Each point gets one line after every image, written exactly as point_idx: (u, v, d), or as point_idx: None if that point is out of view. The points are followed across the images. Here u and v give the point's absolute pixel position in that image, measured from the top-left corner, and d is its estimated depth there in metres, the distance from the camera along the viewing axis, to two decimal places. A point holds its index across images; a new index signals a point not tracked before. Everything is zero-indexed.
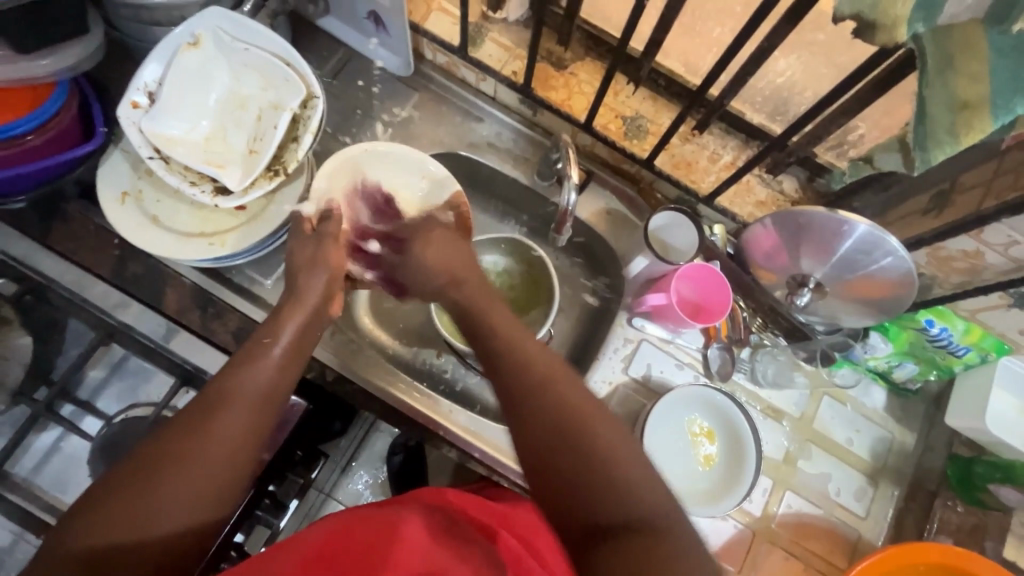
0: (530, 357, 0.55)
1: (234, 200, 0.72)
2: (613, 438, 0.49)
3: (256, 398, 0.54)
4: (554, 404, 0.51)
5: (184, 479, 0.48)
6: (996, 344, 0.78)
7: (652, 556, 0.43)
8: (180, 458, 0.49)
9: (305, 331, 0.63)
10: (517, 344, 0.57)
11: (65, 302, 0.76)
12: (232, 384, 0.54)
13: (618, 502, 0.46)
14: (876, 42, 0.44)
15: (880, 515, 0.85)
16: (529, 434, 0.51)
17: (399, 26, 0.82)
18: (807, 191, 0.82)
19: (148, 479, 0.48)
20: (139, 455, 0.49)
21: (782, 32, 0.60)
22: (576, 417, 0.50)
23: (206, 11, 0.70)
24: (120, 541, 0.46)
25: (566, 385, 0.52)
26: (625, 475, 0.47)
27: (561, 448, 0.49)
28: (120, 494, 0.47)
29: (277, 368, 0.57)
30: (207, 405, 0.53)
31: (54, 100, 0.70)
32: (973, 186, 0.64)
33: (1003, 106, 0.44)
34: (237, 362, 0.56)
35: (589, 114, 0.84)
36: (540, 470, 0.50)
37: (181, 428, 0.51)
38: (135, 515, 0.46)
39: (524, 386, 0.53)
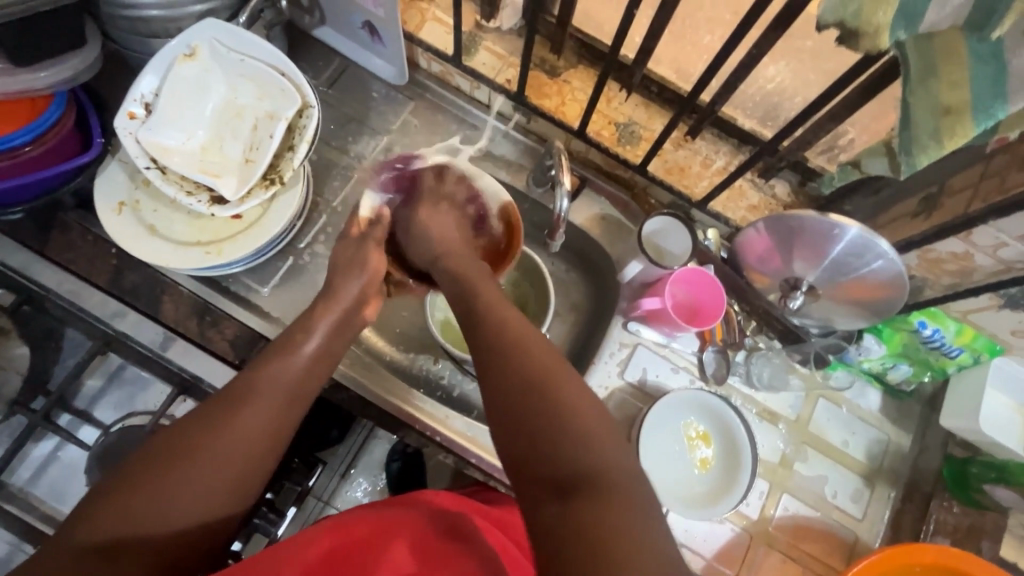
0: (507, 320, 0.56)
1: (230, 210, 0.73)
2: (578, 398, 0.49)
3: (280, 397, 0.56)
4: (523, 361, 0.52)
5: (199, 469, 0.50)
6: (989, 345, 0.78)
7: (602, 517, 0.41)
8: (206, 446, 0.51)
9: (337, 330, 0.64)
10: (496, 307, 0.58)
11: (62, 312, 0.77)
12: (261, 378, 0.56)
13: (576, 457, 0.46)
14: (859, 49, 0.44)
15: (877, 516, 0.85)
16: (496, 386, 0.52)
17: (394, 36, 0.82)
18: (799, 195, 0.83)
19: (176, 466, 0.49)
20: (166, 441, 0.51)
21: (770, 39, 0.61)
22: (543, 374, 0.50)
23: (202, 23, 0.71)
24: (142, 524, 0.47)
25: (536, 347, 0.53)
26: (585, 436, 0.47)
27: (523, 401, 0.49)
28: (146, 477, 0.49)
29: (304, 365, 0.59)
30: (236, 396, 0.54)
31: (50, 112, 0.71)
32: (960, 189, 0.65)
33: (984, 110, 0.44)
34: (271, 357, 0.59)
35: (582, 121, 0.85)
36: (503, 421, 0.50)
37: (211, 416, 0.52)
38: (159, 499, 0.48)
39: (495, 342, 0.54)
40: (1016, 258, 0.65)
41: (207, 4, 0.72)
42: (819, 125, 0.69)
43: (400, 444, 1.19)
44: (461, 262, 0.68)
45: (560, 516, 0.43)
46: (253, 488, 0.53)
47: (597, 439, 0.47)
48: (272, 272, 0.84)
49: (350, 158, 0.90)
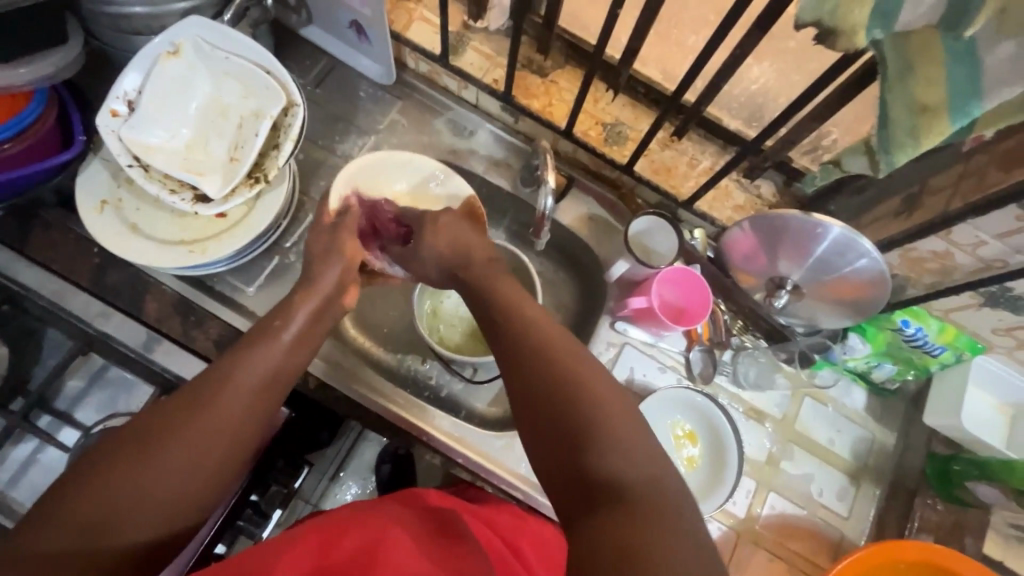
0: (534, 325, 0.55)
1: (214, 208, 0.72)
2: (616, 407, 0.49)
3: (257, 384, 0.55)
4: (555, 370, 0.51)
5: (170, 460, 0.49)
6: (970, 343, 0.79)
7: (633, 531, 0.41)
8: (179, 432, 0.51)
9: (317, 317, 0.63)
10: (522, 311, 0.57)
11: (43, 312, 0.76)
12: (237, 364, 0.56)
13: (611, 469, 0.46)
14: (837, 48, 0.45)
15: (862, 514, 0.85)
16: (530, 398, 0.51)
17: (380, 35, 0.82)
18: (784, 195, 0.84)
19: (147, 451, 0.49)
20: (138, 427, 0.50)
21: (752, 39, 0.62)
22: (577, 383, 0.50)
23: (187, 21, 0.71)
24: (116, 509, 0.47)
25: (566, 352, 0.53)
26: (620, 448, 0.47)
27: (553, 410, 0.50)
28: (115, 466, 0.48)
29: (285, 351, 0.59)
30: (211, 381, 0.54)
31: (31, 108, 0.70)
32: (940, 189, 0.65)
33: (960, 111, 0.45)
34: (247, 342, 0.58)
35: (568, 121, 0.85)
36: (541, 432, 0.50)
37: (184, 403, 0.52)
38: (132, 485, 0.48)
39: (527, 351, 0.53)
40: (996, 257, 0.66)
41: (191, 1, 0.72)
42: (803, 125, 0.70)
43: (389, 446, 1.19)
44: (481, 268, 0.65)
45: (597, 528, 0.43)
46: (231, 473, 0.53)
47: (633, 447, 0.47)
48: (258, 271, 0.83)
49: (337, 158, 0.90)
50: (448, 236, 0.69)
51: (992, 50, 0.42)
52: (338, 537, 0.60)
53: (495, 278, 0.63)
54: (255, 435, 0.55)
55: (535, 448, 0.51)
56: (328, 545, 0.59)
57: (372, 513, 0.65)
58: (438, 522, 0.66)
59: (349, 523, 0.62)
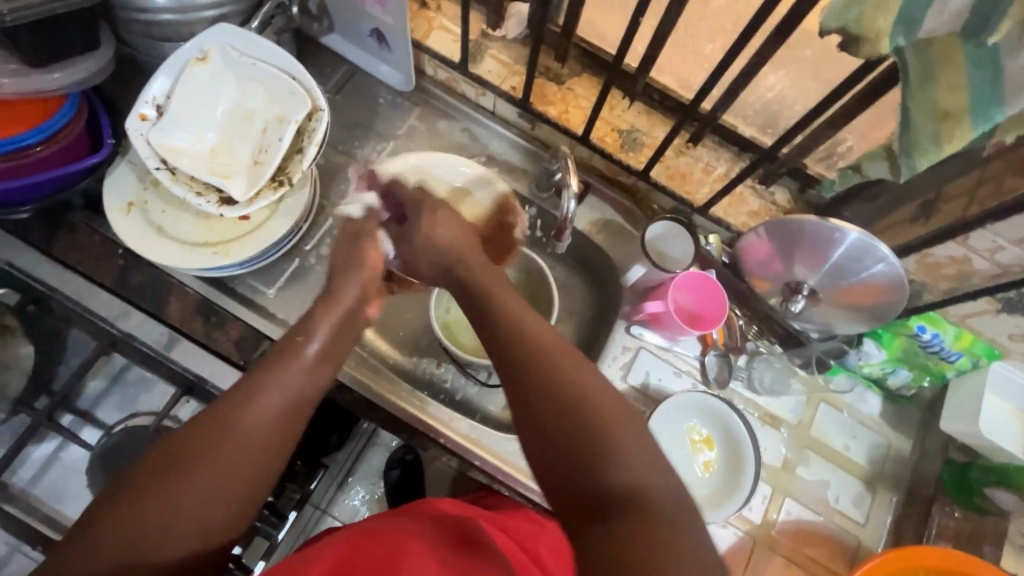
0: (527, 331, 0.54)
1: (239, 210, 0.74)
2: (620, 417, 0.48)
3: (285, 399, 0.55)
4: (554, 377, 0.50)
5: (206, 478, 0.50)
6: (987, 349, 0.80)
7: (643, 542, 0.42)
8: (207, 455, 0.50)
9: (338, 330, 0.63)
10: (514, 317, 0.56)
11: (67, 312, 0.77)
12: (264, 380, 0.55)
13: (614, 482, 0.46)
14: (861, 56, 0.46)
15: (879, 522, 0.85)
16: (530, 409, 0.50)
17: (401, 43, 0.84)
18: (799, 202, 0.84)
19: (179, 473, 0.49)
20: (170, 446, 0.51)
21: (772, 47, 0.63)
22: (578, 394, 0.49)
23: (215, 28, 0.73)
24: (151, 533, 0.47)
25: (556, 357, 0.52)
26: (625, 459, 0.46)
27: (542, 415, 0.49)
28: (150, 486, 0.48)
29: (310, 367, 0.58)
30: (236, 400, 0.54)
31: (63, 113, 0.71)
32: (957, 195, 0.66)
33: (983, 116, 0.46)
34: (272, 357, 0.58)
35: (586, 127, 0.86)
36: (537, 437, 0.50)
37: (213, 421, 0.52)
38: (163, 510, 0.48)
39: (524, 359, 0.52)
40: (1014, 262, 0.66)
41: (220, 9, 0.73)
42: (820, 131, 0.71)
43: (400, 451, 1.19)
44: (479, 270, 0.63)
45: (604, 542, 0.43)
46: (261, 493, 0.53)
47: (634, 454, 0.47)
48: (278, 273, 0.85)
49: (356, 163, 0.91)
50: (446, 231, 0.67)
51: (1016, 57, 0.43)
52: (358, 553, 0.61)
53: (485, 280, 0.62)
54: (283, 452, 0.55)
55: (530, 452, 0.50)
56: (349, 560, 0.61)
57: (391, 529, 0.66)
58: (458, 533, 0.66)
59: (368, 537, 0.64)
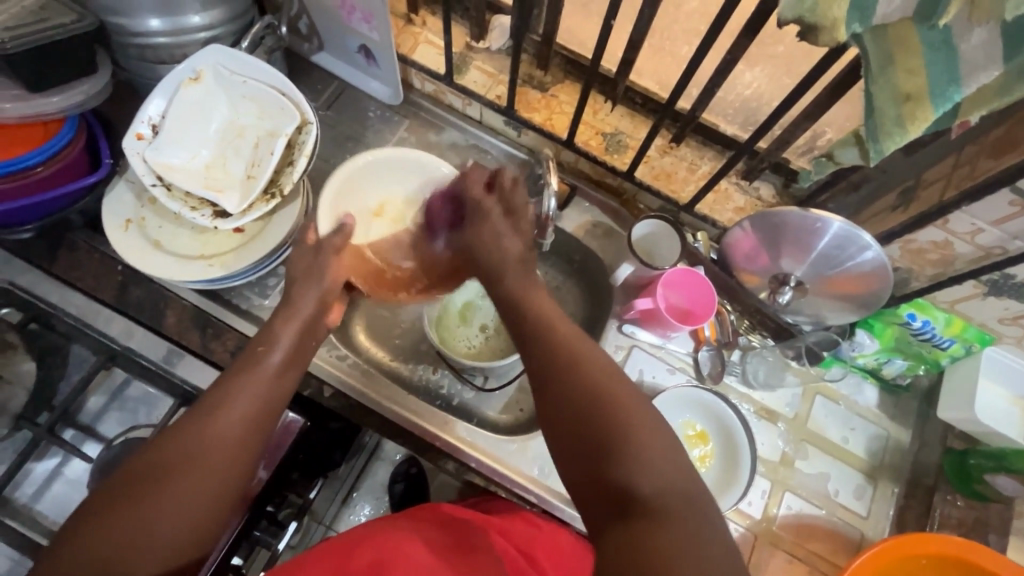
0: (564, 342, 0.57)
1: (232, 222, 0.75)
2: (643, 417, 0.51)
3: (254, 404, 0.58)
4: (583, 381, 0.53)
5: (184, 485, 0.51)
6: (979, 334, 0.79)
7: (656, 536, 0.43)
8: (177, 465, 0.52)
9: (301, 339, 0.66)
10: (552, 327, 0.59)
11: (68, 328, 0.79)
12: (232, 389, 0.58)
13: (634, 474, 0.48)
14: (821, 43, 0.47)
15: (881, 514, 0.84)
16: (559, 411, 0.54)
17: (388, 58, 0.87)
18: (784, 196, 0.85)
19: (155, 483, 0.51)
20: (145, 459, 0.53)
21: (742, 45, 0.65)
22: (609, 399, 0.52)
23: (207, 49, 0.76)
24: (129, 544, 0.48)
25: (590, 363, 0.55)
26: (651, 450, 0.49)
27: (578, 412, 0.52)
28: (123, 498, 0.50)
29: (274, 376, 0.61)
30: (208, 409, 0.56)
31: (62, 134, 0.74)
32: (935, 180, 0.67)
33: (943, 96, 0.47)
34: (239, 368, 0.60)
35: (569, 131, 0.88)
36: (569, 430, 0.52)
37: (184, 431, 0.54)
38: (140, 521, 0.49)
39: (554, 360, 0.56)
40: (994, 243, 0.67)
41: (211, 31, 0.77)
42: (796, 124, 0.72)
43: (403, 465, 1.19)
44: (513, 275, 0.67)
45: (624, 534, 0.45)
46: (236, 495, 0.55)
47: (664, 455, 0.49)
48: (277, 282, 0.86)
49: None
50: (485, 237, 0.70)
51: (967, 38, 0.45)
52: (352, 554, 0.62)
53: (525, 287, 0.65)
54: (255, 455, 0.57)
55: (562, 446, 0.53)
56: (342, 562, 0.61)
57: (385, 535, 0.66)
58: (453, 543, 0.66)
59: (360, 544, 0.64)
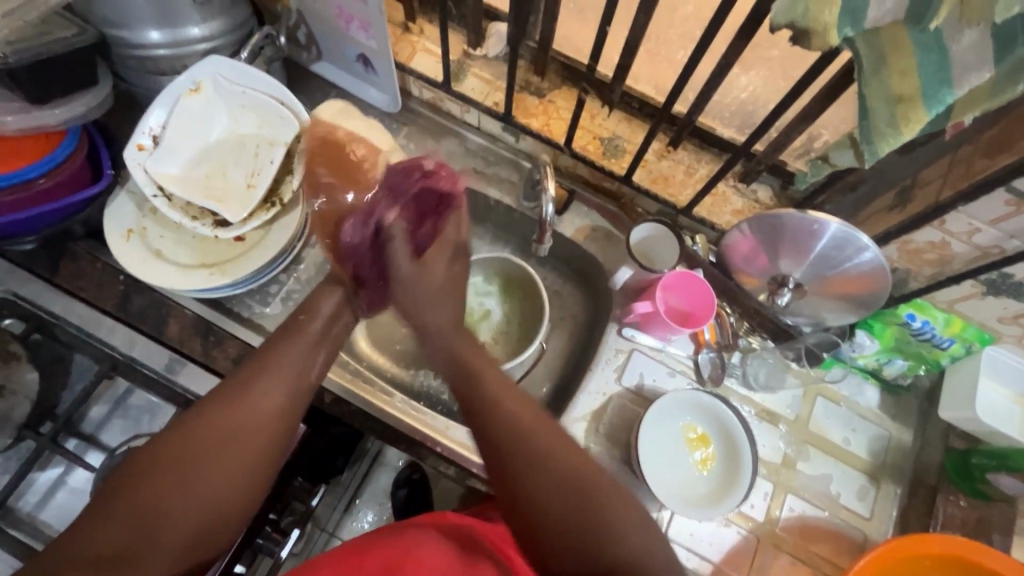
0: (516, 414, 0.57)
1: (233, 231, 0.76)
2: (611, 488, 0.54)
3: (293, 375, 0.62)
4: (547, 455, 0.54)
5: (235, 440, 0.56)
6: (978, 334, 0.80)
7: None
8: (226, 424, 0.56)
9: (335, 314, 0.71)
10: (505, 404, 0.58)
11: (70, 338, 0.79)
12: (274, 357, 0.63)
13: (612, 544, 0.51)
14: (813, 48, 0.48)
15: (884, 515, 0.84)
16: (522, 493, 0.54)
17: (386, 67, 0.87)
18: (781, 198, 0.86)
19: (210, 438, 0.55)
20: (195, 416, 0.56)
21: (737, 49, 0.65)
22: (581, 477, 0.54)
23: (206, 60, 0.76)
24: (184, 493, 0.52)
25: (550, 434, 0.56)
26: (619, 520, 0.52)
27: (544, 492, 0.53)
28: (179, 449, 0.53)
29: (312, 348, 0.66)
30: (253, 372, 0.61)
31: (64, 146, 0.75)
32: (932, 180, 0.67)
33: (936, 98, 0.48)
34: (280, 338, 0.65)
35: (567, 137, 0.89)
36: (535, 510, 0.53)
37: (231, 393, 0.58)
38: (194, 471, 0.53)
39: (511, 439, 0.55)
40: (991, 243, 0.67)
41: (211, 42, 0.78)
42: (792, 127, 0.73)
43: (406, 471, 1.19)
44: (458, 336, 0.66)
45: None
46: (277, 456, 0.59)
47: (632, 521, 0.53)
48: (278, 288, 0.87)
49: None
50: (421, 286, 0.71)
51: (958, 39, 0.45)
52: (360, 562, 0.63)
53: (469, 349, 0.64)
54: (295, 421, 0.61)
55: (525, 524, 0.54)
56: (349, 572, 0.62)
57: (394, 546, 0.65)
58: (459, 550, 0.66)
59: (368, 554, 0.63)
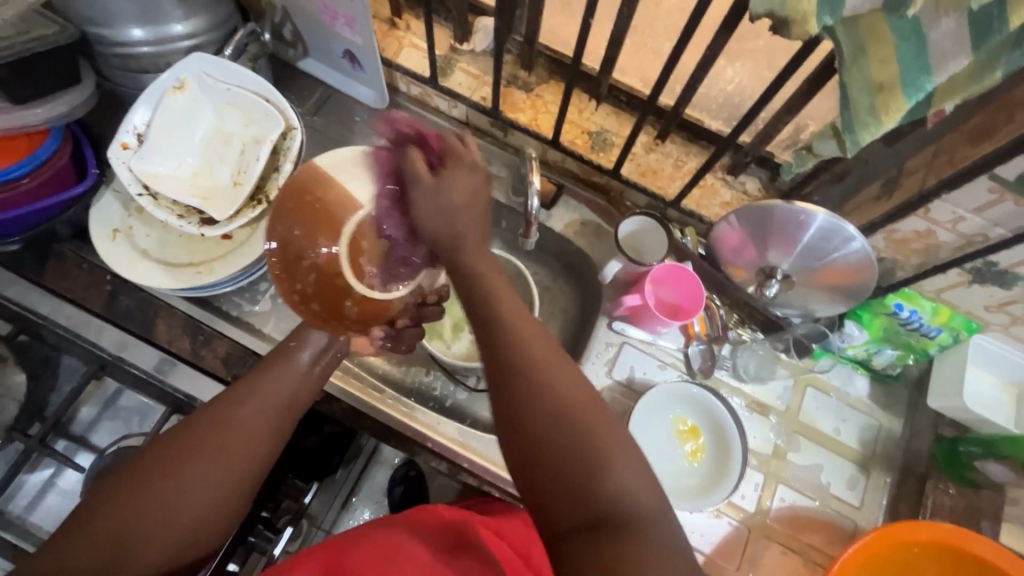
0: (528, 341, 0.51)
1: (219, 229, 0.76)
2: (616, 435, 0.47)
3: (276, 403, 0.60)
4: (553, 384, 0.49)
5: (208, 468, 0.53)
6: (966, 323, 0.80)
7: (624, 554, 0.42)
8: (198, 451, 0.54)
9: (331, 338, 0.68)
10: (510, 319, 0.52)
11: (58, 339, 0.79)
12: (258, 382, 0.61)
13: (609, 485, 0.45)
14: (793, 37, 0.48)
15: (874, 504, 0.85)
16: (518, 420, 0.48)
17: (373, 63, 0.87)
18: (769, 190, 0.86)
19: (178, 466, 0.53)
20: (167, 441, 0.54)
21: (720, 40, 0.65)
22: (582, 419, 0.47)
23: (190, 58, 0.76)
24: (147, 525, 0.50)
25: (559, 365, 0.50)
26: (619, 465, 0.46)
27: (545, 420, 0.47)
28: (144, 477, 0.51)
29: (299, 374, 0.63)
30: (234, 398, 0.58)
31: (47, 145, 0.74)
32: (916, 170, 0.67)
33: (914, 85, 0.48)
34: (268, 362, 0.63)
35: (555, 131, 0.88)
36: (538, 434, 0.47)
37: (208, 418, 0.56)
38: (162, 501, 0.51)
39: (522, 362, 0.50)
40: (976, 231, 0.67)
41: (194, 39, 0.78)
42: (777, 117, 0.73)
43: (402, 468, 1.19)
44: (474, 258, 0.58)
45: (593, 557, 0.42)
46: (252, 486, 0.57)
47: (637, 469, 0.46)
48: (268, 286, 0.86)
49: None
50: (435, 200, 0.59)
51: (936, 26, 0.45)
52: (349, 553, 0.63)
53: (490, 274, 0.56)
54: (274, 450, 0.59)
55: (519, 453, 0.48)
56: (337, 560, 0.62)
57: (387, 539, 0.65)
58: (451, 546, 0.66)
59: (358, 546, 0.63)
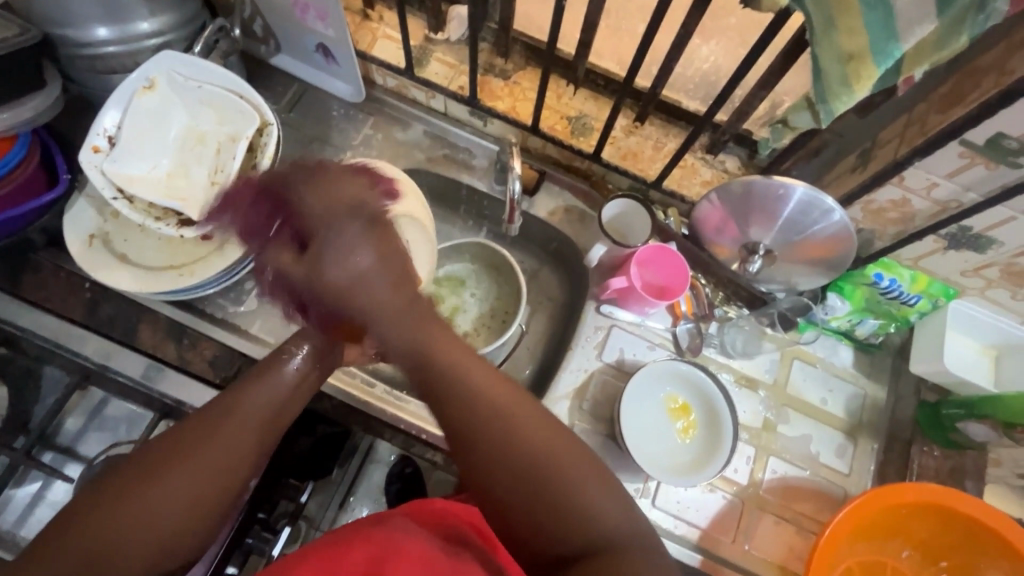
0: (493, 398, 0.49)
1: (199, 229, 0.74)
2: (589, 469, 0.49)
3: (264, 412, 0.53)
4: (521, 438, 0.48)
5: (188, 481, 0.48)
6: (944, 289, 0.82)
7: None
8: (178, 464, 0.48)
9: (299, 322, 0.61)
10: (466, 373, 0.50)
11: (39, 351, 0.78)
12: (241, 390, 0.53)
13: (586, 524, 0.47)
14: (763, 10, 0.48)
15: (863, 469, 0.86)
16: (493, 480, 0.49)
17: (347, 56, 0.86)
18: (749, 167, 0.87)
19: (151, 481, 0.47)
20: (148, 452, 0.48)
21: (693, 19, 0.65)
22: (562, 467, 0.48)
23: (159, 56, 0.75)
24: (119, 545, 0.45)
25: (528, 418, 0.49)
26: (598, 506, 0.48)
27: (519, 474, 0.48)
28: (114, 494, 0.46)
29: (291, 381, 0.56)
30: (219, 406, 0.51)
31: (16, 151, 0.72)
32: (889, 140, 0.69)
33: (884, 53, 0.49)
34: (255, 370, 0.55)
35: (534, 117, 0.88)
36: (510, 488, 0.48)
37: (191, 431, 0.50)
38: (137, 518, 0.46)
39: (487, 423, 0.49)
40: (949, 197, 0.69)
41: (162, 37, 0.76)
42: (752, 94, 0.73)
43: (398, 465, 1.18)
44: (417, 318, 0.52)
45: None
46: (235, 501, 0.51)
47: (613, 505, 0.48)
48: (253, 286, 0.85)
49: None
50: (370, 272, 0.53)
51: None
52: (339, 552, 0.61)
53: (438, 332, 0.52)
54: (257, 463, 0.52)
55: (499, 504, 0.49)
56: (329, 554, 0.62)
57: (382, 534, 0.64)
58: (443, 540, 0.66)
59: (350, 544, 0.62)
